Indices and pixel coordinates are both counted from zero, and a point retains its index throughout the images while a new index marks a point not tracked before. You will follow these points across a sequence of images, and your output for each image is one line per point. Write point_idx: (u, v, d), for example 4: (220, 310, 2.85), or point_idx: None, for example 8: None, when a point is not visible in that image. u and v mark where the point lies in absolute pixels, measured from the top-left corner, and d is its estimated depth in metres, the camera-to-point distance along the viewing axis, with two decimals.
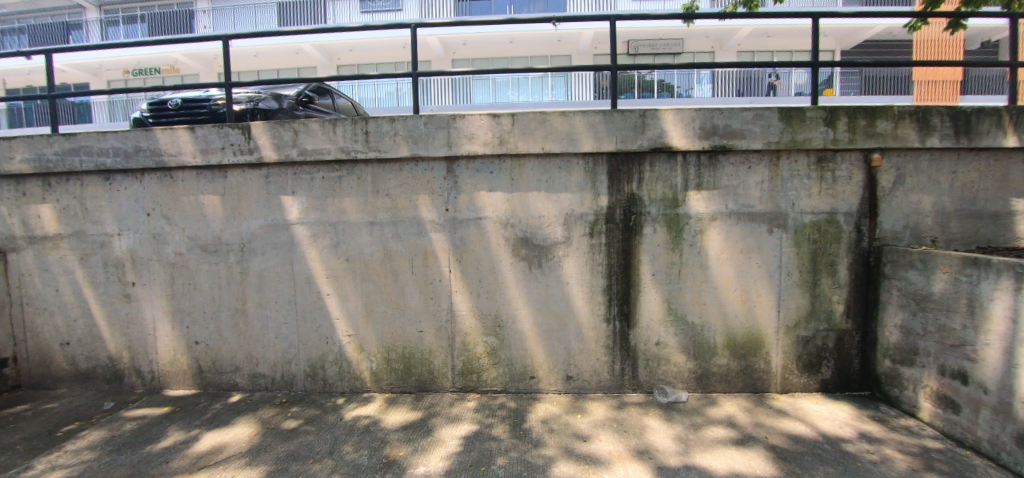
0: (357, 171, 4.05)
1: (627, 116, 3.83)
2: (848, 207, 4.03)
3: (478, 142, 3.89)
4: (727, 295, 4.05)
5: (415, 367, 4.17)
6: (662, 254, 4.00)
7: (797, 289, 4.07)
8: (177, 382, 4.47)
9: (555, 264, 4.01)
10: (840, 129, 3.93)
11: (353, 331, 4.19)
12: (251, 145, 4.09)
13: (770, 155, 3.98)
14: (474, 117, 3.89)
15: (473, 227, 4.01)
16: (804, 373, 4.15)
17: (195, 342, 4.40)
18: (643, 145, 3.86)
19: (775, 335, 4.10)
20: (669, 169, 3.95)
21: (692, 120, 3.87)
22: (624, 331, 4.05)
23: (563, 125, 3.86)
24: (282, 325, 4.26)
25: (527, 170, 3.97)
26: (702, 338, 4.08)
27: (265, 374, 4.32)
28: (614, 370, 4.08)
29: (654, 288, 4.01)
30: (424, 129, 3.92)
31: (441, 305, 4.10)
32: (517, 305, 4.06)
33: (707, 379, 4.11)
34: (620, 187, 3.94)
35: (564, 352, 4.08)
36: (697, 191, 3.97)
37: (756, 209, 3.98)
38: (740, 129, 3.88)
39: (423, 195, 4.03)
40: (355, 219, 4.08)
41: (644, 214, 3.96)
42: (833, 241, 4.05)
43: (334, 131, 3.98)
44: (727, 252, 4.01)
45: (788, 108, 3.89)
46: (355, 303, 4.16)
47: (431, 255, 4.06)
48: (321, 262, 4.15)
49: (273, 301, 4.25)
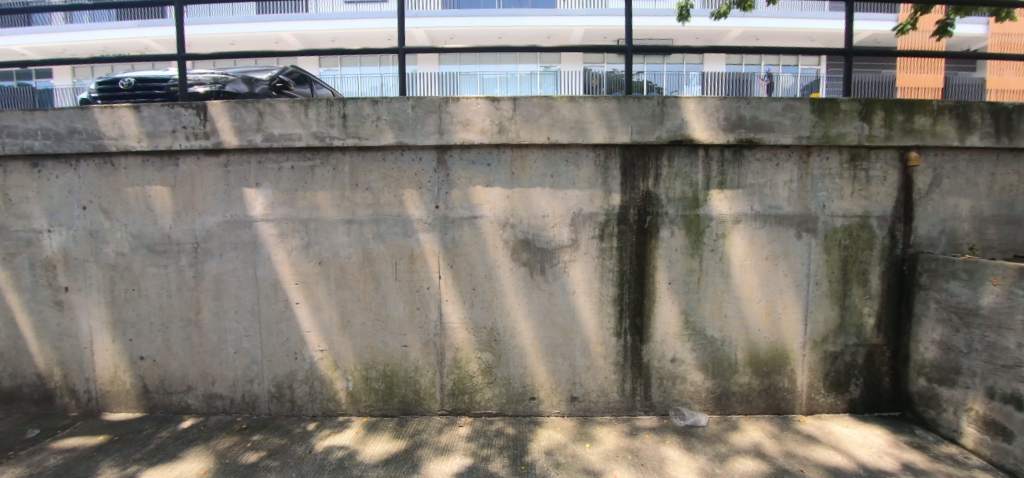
0: (333, 160, 3.49)
1: (644, 104, 3.38)
2: (882, 210, 3.66)
3: (474, 129, 3.38)
4: (751, 307, 3.63)
5: (399, 387, 3.63)
6: (681, 260, 3.55)
7: (826, 301, 3.68)
8: (119, 404, 3.85)
9: (560, 270, 3.53)
10: (876, 124, 3.55)
11: (327, 345, 3.63)
12: (207, 128, 3.51)
13: (799, 151, 3.57)
14: (470, 101, 3.37)
15: (467, 227, 3.50)
16: (830, 393, 3.77)
17: (140, 357, 3.78)
18: (661, 137, 3.40)
19: (802, 351, 3.70)
20: (690, 165, 3.50)
21: (716, 110, 3.43)
22: (636, 347, 3.60)
23: (572, 112, 3.38)
24: (243, 339, 3.67)
25: (530, 163, 3.47)
26: (722, 355, 3.65)
27: (223, 394, 3.74)
28: (623, 390, 3.63)
29: (670, 298, 3.57)
30: (411, 113, 3.39)
31: (429, 316, 3.58)
32: (517, 316, 3.56)
33: (727, 400, 3.69)
34: (635, 184, 3.48)
35: (568, 370, 3.61)
36: (720, 190, 3.53)
37: (784, 211, 3.57)
38: (769, 122, 3.46)
39: (409, 190, 3.50)
40: (330, 217, 3.53)
41: (661, 215, 3.50)
42: (865, 247, 3.67)
43: (306, 114, 3.42)
44: (752, 258, 3.58)
45: (820, 99, 3.49)
46: (328, 313, 3.60)
47: (418, 259, 3.53)
48: (290, 266, 3.58)
49: (233, 310, 3.66)
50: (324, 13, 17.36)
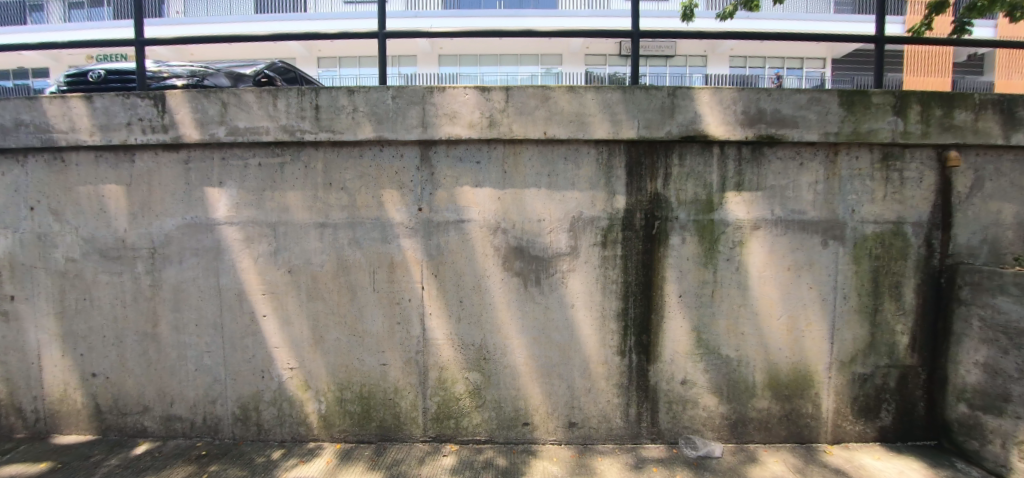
0: (304, 156, 3.13)
1: (652, 95, 3.01)
2: (917, 216, 3.27)
3: (462, 123, 3.01)
4: (771, 323, 3.24)
5: (376, 410, 3.25)
6: (693, 270, 3.17)
7: (855, 317, 3.30)
8: (69, 425, 3.46)
9: (557, 282, 3.15)
10: (911, 119, 3.17)
11: (297, 362, 3.25)
12: (166, 121, 3.16)
13: (825, 149, 3.19)
14: (457, 91, 3.01)
15: (453, 232, 3.12)
16: (858, 419, 3.38)
17: (92, 374, 3.40)
18: (671, 132, 3.02)
19: (827, 373, 3.31)
20: (703, 164, 3.12)
21: (733, 103, 3.06)
22: (642, 367, 3.22)
23: (571, 104, 3.01)
24: (204, 355, 3.31)
25: (525, 160, 3.10)
26: (738, 376, 3.27)
27: (182, 416, 3.37)
28: (628, 415, 3.25)
29: (680, 313, 3.19)
30: (391, 104, 3.02)
31: (412, 331, 3.20)
32: (508, 332, 3.19)
33: (743, 427, 3.30)
34: (641, 185, 3.10)
35: (566, 393, 3.24)
36: (737, 192, 3.15)
37: (809, 216, 3.19)
38: (792, 116, 3.09)
39: (389, 190, 3.12)
40: (300, 220, 3.15)
41: (671, 219, 3.12)
42: (898, 257, 3.28)
43: (275, 105, 3.06)
44: (773, 269, 3.20)
45: (849, 92, 3.12)
46: (299, 327, 3.22)
47: (399, 268, 3.16)
48: (255, 275, 3.20)
49: (194, 323, 3.29)
50: (322, 12, 16.98)
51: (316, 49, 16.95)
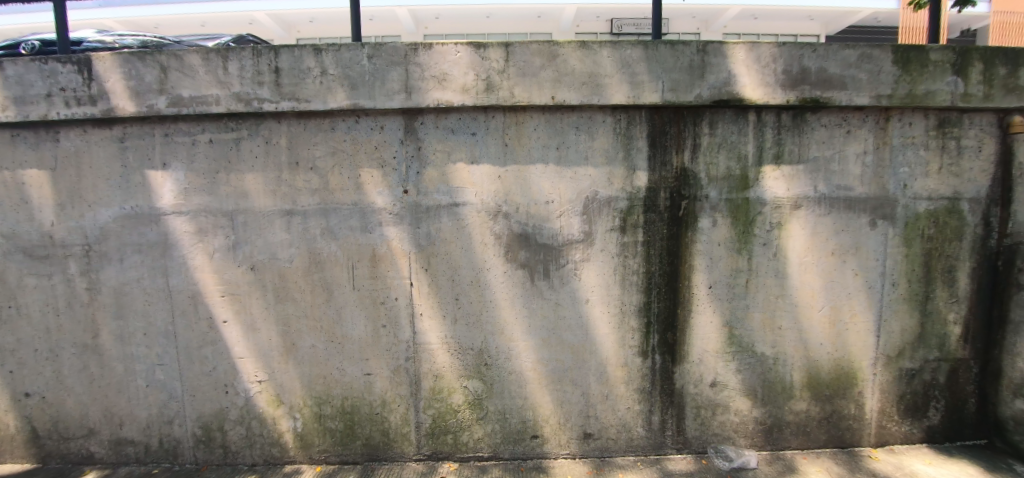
0: (265, 131, 2.61)
1: (678, 51, 2.52)
2: (975, 191, 2.85)
3: (453, 87, 2.51)
4: (812, 316, 2.84)
5: (361, 427, 2.80)
6: (724, 257, 2.74)
7: (904, 307, 2.91)
8: (2, 453, 2.96)
9: (568, 274, 2.71)
10: (973, 80, 2.73)
11: (265, 375, 2.77)
12: (92, 90, 2.59)
13: (875, 115, 2.76)
14: (446, 48, 2.49)
15: (445, 219, 2.64)
16: (904, 419, 3.01)
17: (25, 394, 2.89)
18: (702, 96, 2.55)
19: (872, 370, 2.94)
20: (737, 133, 2.67)
21: (773, 60, 2.58)
22: (667, 369, 2.81)
23: (583, 63, 2.51)
24: (156, 369, 2.82)
25: (529, 132, 2.61)
26: (775, 376, 2.88)
27: (135, 439, 2.90)
28: (650, 423, 2.85)
29: (710, 306, 2.77)
30: (367, 66, 2.50)
31: (400, 336, 2.73)
32: (513, 334, 2.74)
33: (779, 433, 2.92)
34: (666, 158, 2.65)
35: (580, 401, 2.82)
36: (776, 165, 2.71)
37: (856, 192, 2.77)
38: (839, 76, 2.64)
39: (367, 170, 2.62)
40: (262, 207, 2.64)
41: (700, 199, 2.68)
42: (953, 238, 2.88)
43: (225, 69, 2.52)
44: (814, 254, 2.79)
45: (904, 47, 2.66)
46: (266, 334, 2.74)
47: (382, 262, 2.67)
48: (211, 274, 2.69)
49: (142, 333, 2.79)
50: None
51: (295, 29, 16.09)
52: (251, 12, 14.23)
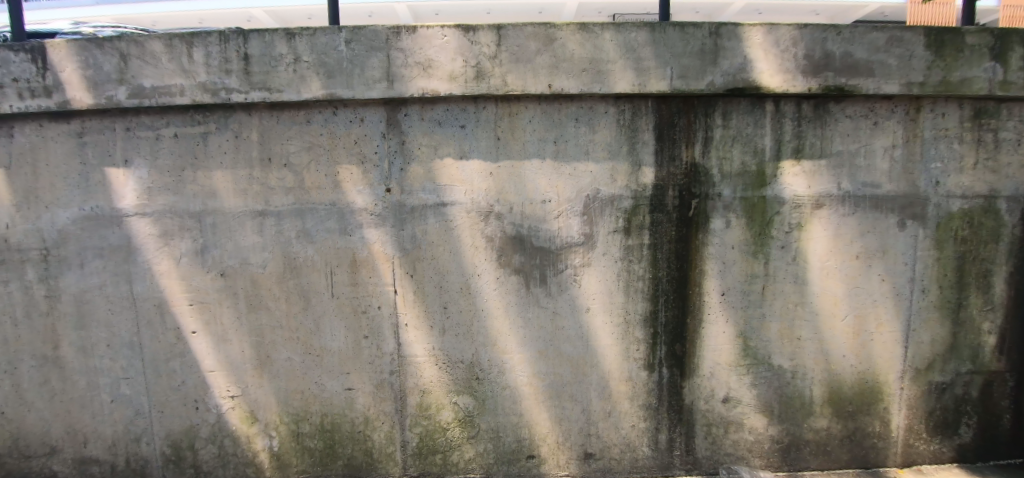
0: (235, 124, 2.38)
1: (689, 34, 2.28)
2: (1014, 188, 2.59)
3: (439, 75, 2.27)
4: (833, 325, 2.60)
5: (342, 446, 2.58)
6: (738, 261, 2.51)
7: (934, 316, 2.65)
8: None
9: (567, 281, 2.48)
10: (1014, 65, 2.46)
11: (238, 390, 2.56)
12: (46, 80, 2.35)
13: (905, 105, 2.50)
14: (431, 32, 2.25)
15: (431, 220, 2.41)
16: (933, 437, 2.76)
17: None
18: (714, 83, 2.31)
19: (898, 384, 2.69)
20: (753, 124, 2.43)
21: (794, 43, 2.33)
22: (675, 384, 2.57)
23: (583, 48, 2.27)
24: (121, 383, 2.61)
25: (523, 124, 2.38)
26: (793, 391, 2.64)
27: (100, 459, 2.69)
28: (657, 443, 2.62)
29: (723, 315, 2.54)
30: (345, 51, 2.26)
31: (383, 348, 2.50)
32: (507, 346, 2.51)
33: (797, 452, 2.69)
34: (674, 153, 2.41)
35: (581, 418, 2.60)
36: (796, 160, 2.47)
37: (882, 190, 2.52)
38: (866, 62, 2.39)
39: (346, 167, 2.39)
40: (232, 208, 2.42)
41: (711, 197, 2.44)
42: (989, 239, 2.61)
43: (189, 56, 2.29)
44: (837, 258, 2.54)
45: (939, 30, 2.40)
46: (238, 346, 2.52)
47: (363, 268, 2.45)
48: (178, 281, 2.48)
49: (105, 344, 2.57)
50: None
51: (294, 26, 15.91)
52: (248, 9, 14.05)
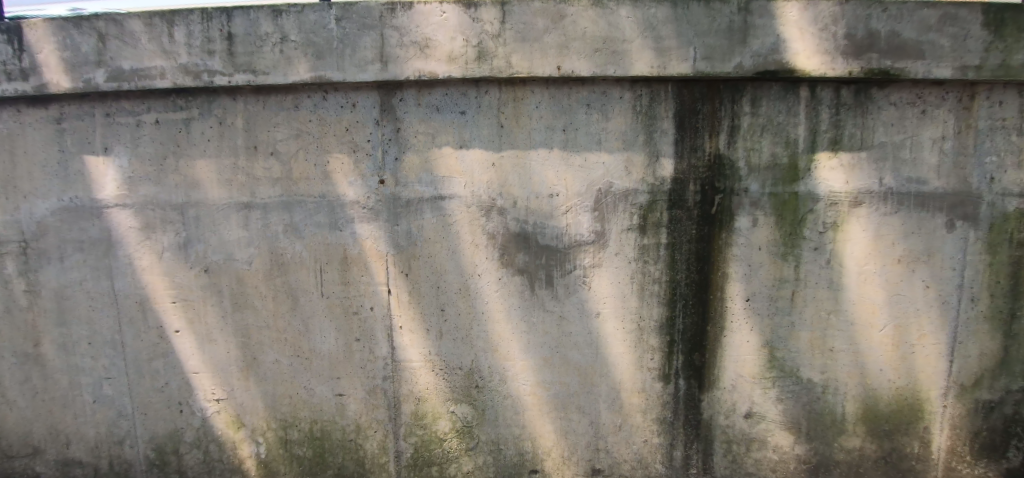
0: (219, 110, 2.22)
1: (715, 10, 2.04)
2: None
3: (438, 55, 2.07)
4: (870, 336, 2.36)
5: (332, 455, 2.42)
6: (766, 263, 2.27)
7: (985, 328, 2.37)
8: None
9: (576, 283, 2.28)
10: None
11: (225, 393, 2.41)
12: (23, 62, 2.20)
13: (958, 91, 2.22)
14: (429, 8, 2.05)
15: (428, 215, 2.23)
16: (979, 461, 2.48)
17: None
18: (742, 66, 2.08)
19: (942, 402, 2.42)
20: (785, 112, 2.18)
21: (834, 21, 2.07)
22: (693, 396, 2.36)
23: (597, 25, 2.05)
24: (104, 383, 2.47)
25: (529, 110, 2.17)
26: (823, 407, 2.40)
27: (83, 461, 2.56)
28: (672, 460, 2.41)
29: (748, 323, 2.31)
30: (335, 30, 2.08)
31: (377, 351, 2.33)
32: (509, 352, 2.32)
33: (826, 474, 2.45)
34: (696, 143, 2.18)
35: (588, 431, 2.40)
36: (832, 152, 2.22)
37: (929, 187, 2.26)
38: (916, 42, 2.12)
39: (337, 157, 2.21)
40: (216, 200, 2.26)
41: (737, 193, 2.21)
42: None
43: (171, 36, 2.12)
44: (876, 261, 2.30)
45: (999, 7, 2.10)
46: (224, 347, 2.37)
47: (354, 265, 2.27)
48: (162, 277, 2.34)
49: (87, 342, 2.44)
50: None
51: None
52: None
